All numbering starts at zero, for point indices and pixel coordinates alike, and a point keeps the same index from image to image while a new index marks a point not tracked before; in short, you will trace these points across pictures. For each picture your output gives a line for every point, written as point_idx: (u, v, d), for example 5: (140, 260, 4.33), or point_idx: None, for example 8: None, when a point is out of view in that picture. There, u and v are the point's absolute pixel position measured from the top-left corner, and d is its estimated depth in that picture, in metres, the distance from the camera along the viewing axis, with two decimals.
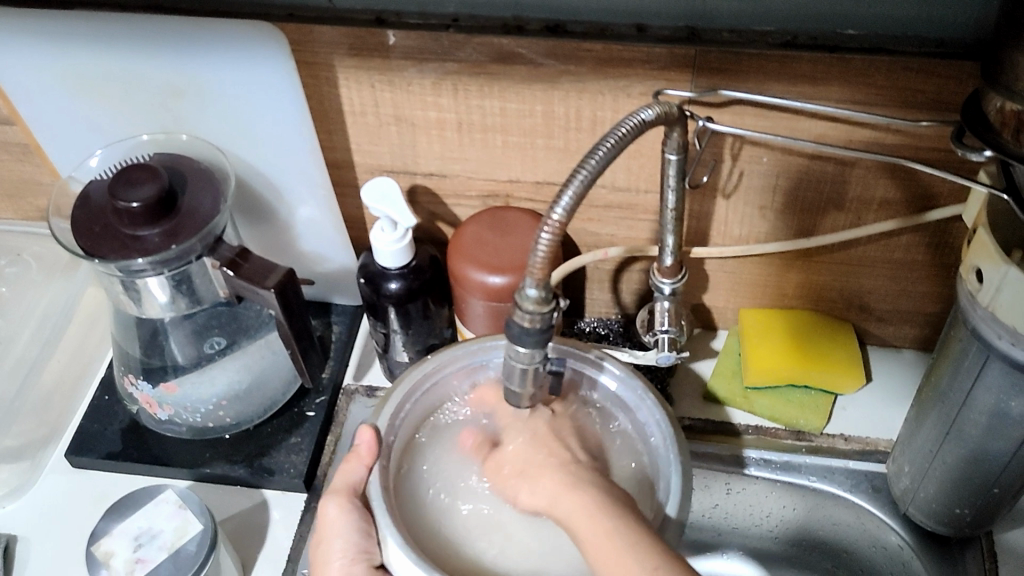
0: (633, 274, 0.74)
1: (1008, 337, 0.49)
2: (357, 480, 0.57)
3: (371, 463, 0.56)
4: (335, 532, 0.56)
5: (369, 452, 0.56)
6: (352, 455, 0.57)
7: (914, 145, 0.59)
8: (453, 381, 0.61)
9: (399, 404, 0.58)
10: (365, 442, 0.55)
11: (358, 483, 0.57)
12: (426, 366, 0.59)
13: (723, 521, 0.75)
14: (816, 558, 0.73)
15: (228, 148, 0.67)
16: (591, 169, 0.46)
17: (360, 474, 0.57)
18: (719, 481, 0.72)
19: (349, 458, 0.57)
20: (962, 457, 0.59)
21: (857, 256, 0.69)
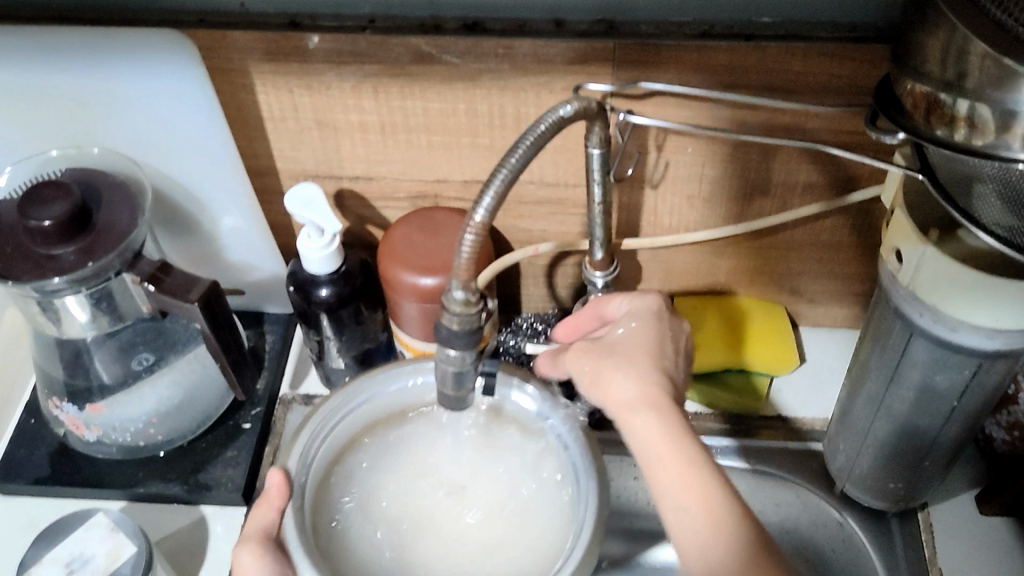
0: (568, 269, 0.74)
1: (928, 316, 0.50)
2: (268, 526, 0.53)
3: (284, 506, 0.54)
4: None
5: (279, 494, 0.54)
6: (263, 500, 0.54)
7: (834, 129, 0.60)
8: (362, 412, 0.59)
9: (308, 443, 0.56)
10: (275, 486, 0.54)
11: (270, 528, 0.53)
12: (334, 402, 0.58)
13: None
14: None
15: (145, 160, 0.65)
16: (512, 167, 0.46)
17: (271, 519, 0.53)
18: None
19: (259, 505, 0.54)
20: (894, 433, 0.60)
21: (785, 240, 0.70)
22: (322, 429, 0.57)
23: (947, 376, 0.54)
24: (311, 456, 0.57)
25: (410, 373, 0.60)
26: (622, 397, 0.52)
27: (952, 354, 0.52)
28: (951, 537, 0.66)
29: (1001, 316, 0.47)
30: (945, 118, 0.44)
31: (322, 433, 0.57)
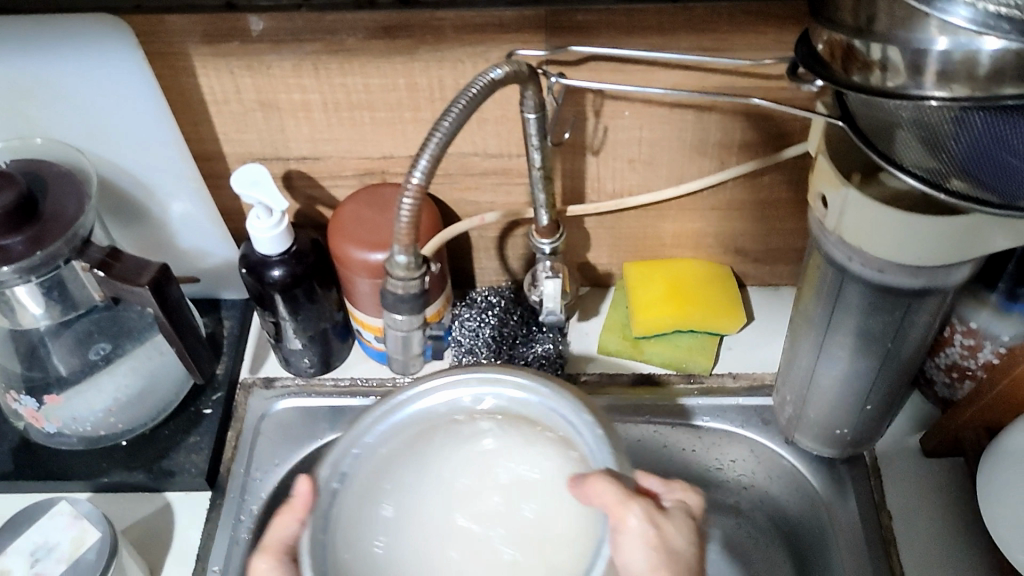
0: (518, 239, 0.75)
1: (857, 259, 0.52)
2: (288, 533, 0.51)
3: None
4: None
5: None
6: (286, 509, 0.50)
7: (764, 86, 0.62)
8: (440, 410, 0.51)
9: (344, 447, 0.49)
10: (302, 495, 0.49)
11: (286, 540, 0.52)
12: (405, 392, 0.51)
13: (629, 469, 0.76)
14: (721, 494, 0.76)
15: (90, 149, 0.66)
16: (445, 131, 0.47)
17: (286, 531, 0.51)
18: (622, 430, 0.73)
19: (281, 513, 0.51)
20: (836, 380, 0.62)
21: (727, 199, 0.72)
22: (393, 419, 0.51)
23: (879, 318, 0.56)
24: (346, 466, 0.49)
25: (439, 396, 0.51)
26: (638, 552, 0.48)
27: (884, 296, 0.54)
28: (899, 479, 0.68)
29: (922, 254, 0.49)
30: (861, 64, 0.45)
31: (387, 433, 0.50)
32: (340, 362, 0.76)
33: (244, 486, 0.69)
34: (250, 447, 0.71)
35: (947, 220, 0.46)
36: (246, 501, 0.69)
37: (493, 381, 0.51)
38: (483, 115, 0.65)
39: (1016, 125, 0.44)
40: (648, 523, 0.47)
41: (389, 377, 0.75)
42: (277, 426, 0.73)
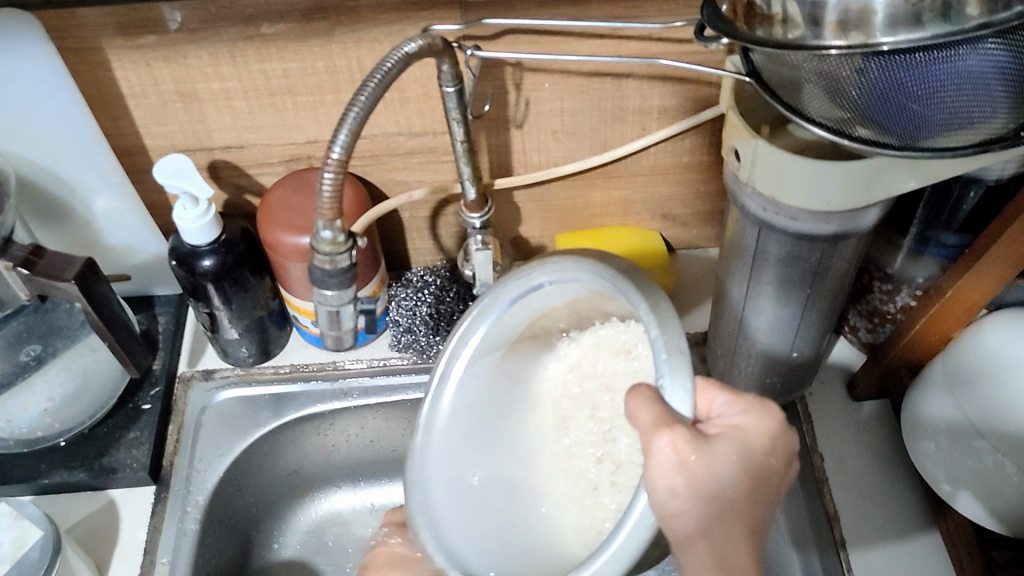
0: (449, 217, 0.76)
1: (772, 208, 0.54)
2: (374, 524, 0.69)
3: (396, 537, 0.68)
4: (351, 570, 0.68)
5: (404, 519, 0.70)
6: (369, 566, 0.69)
7: (678, 51, 0.63)
8: (516, 315, 0.55)
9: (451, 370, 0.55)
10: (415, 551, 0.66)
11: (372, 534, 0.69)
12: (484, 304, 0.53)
13: None
14: None
15: (6, 149, 0.64)
16: (362, 106, 0.48)
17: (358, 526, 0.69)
18: None
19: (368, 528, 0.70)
20: (766, 328, 0.64)
21: (651, 165, 0.73)
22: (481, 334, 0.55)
23: (798, 265, 0.58)
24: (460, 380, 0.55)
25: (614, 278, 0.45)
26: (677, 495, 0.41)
27: (802, 244, 0.56)
28: (827, 425, 0.71)
29: (830, 199, 0.51)
30: (763, 19, 0.45)
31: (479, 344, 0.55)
32: (279, 350, 0.76)
33: (188, 479, 0.70)
34: (193, 439, 0.72)
35: (851, 165, 0.49)
36: (190, 493, 0.69)
37: (565, 277, 0.50)
38: (405, 94, 0.65)
39: (909, 70, 0.44)
40: (678, 460, 0.41)
41: (328, 360, 0.76)
42: (218, 418, 0.73)
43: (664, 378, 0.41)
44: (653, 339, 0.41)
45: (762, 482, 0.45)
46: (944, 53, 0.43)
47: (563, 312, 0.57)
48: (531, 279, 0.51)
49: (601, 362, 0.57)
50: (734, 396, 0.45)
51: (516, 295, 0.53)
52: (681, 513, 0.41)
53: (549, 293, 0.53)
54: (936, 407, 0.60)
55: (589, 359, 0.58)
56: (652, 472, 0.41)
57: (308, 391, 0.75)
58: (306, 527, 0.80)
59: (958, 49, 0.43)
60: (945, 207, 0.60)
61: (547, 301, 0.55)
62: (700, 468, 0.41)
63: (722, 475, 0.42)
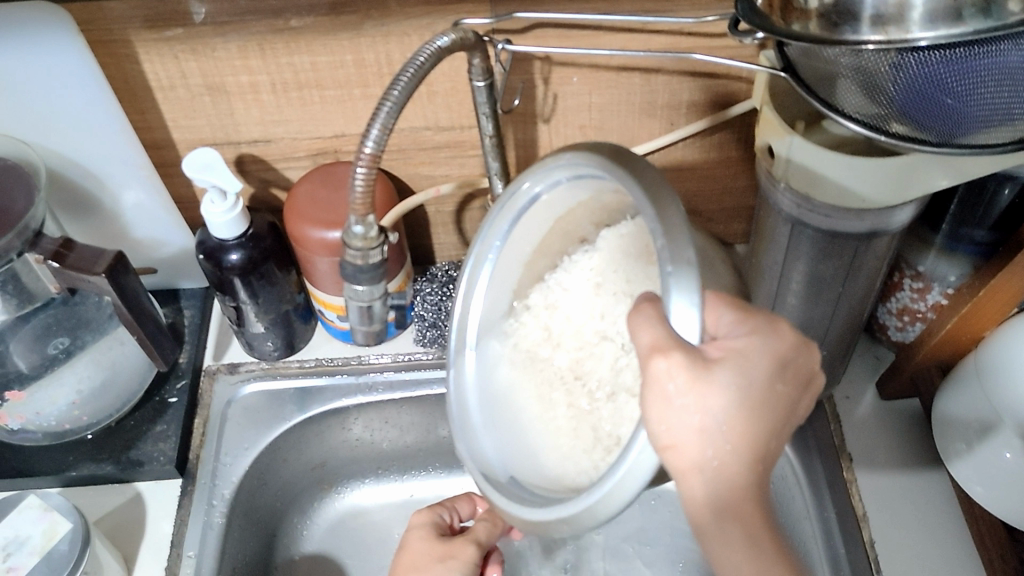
0: (475, 212, 0.76)
1: (805, 204, 0.54)
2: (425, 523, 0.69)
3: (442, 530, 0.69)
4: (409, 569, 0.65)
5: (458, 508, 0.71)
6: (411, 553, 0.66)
7: (708, 44, 0.63)
8: (528, 233, 0.54)
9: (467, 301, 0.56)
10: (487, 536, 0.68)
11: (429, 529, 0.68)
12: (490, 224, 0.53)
13: None
14: None
15: (36, 142, 0.64)
16: (395, 100, 0.48)
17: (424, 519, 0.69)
18: None
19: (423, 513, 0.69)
20: (793, 324, 0.64)
21: (679, 159, 0.73)
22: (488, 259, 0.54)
23: (835, 258, 0.57)
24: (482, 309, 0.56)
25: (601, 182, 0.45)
26: (681, 426, 0.38)
27: (835, 239, 0.56)
28: (856, 424, 0.70)
29: (866, 195, 0.51)
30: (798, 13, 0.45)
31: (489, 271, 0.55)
32: (304, 343, 0.76)
33: (215, 473, 0.70)
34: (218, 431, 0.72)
35: (889, 163, 0.48)
36: (216, 487, 0.69)
37: (552, 181, 0.49)
38: (433, 88, 0.65)
39: (948, 64, 0.43)
40: (679, 384, 0.37)
41: (353, 355, 0.76)
42: (243, 412, 0.73)
43: (670, 294, 0.37)
44: (658, 249, 0.37)
45: (777, 409, 0.40)
46: (984, 48, 0.42)
47: (580, 214, 0.54)
48: (530, 187, 0.50)
49: (619, 268, 0.53)
50: (744, 317, 0.39)
51: (518, 209, 0.52)
52: (678, 445, 0.38)
53: (559, 195, 0.51)
54: (970, 407, 0.60)
55: (609, 265, 0.53)
56: (650, 409, 0.38)
57: (333, 386, 0.75)
58: (330, 521, 0.80)
59: (1000, 45, 0.42)
60: (979, 204, 0.59)
61: (556, 211, 0.53)
62: (700, 396, 0.37)
63: (724, 406, 0.38)
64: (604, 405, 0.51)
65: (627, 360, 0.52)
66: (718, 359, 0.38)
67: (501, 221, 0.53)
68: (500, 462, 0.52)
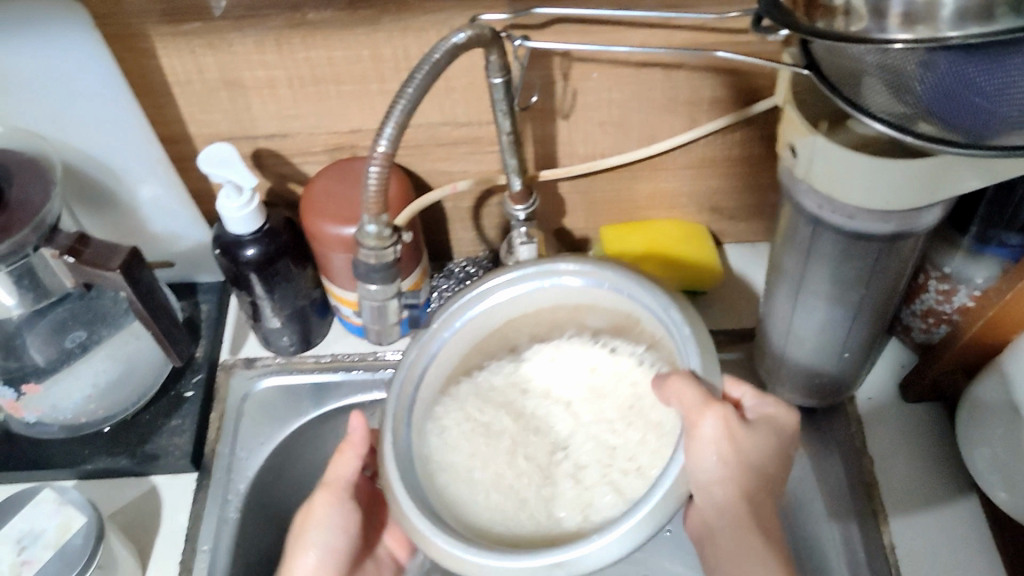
0: (492, 208, 0.75)
1: (827, 206, 0.53)
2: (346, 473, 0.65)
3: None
4: (316, 524, 0.63)
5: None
6: (344, 449, 0.65)
7: (732, 41, 0.62)
8: (506, 314, 0.62)
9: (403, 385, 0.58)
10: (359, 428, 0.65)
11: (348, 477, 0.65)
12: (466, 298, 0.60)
13: None
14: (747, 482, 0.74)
15: (54, 137, 0.65)
16: (408, 100, 0.47)
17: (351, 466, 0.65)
18: None
19: (342, 452, 0.65)
20: (815, 328, 0.63)
21: (700, 157, 0.72)
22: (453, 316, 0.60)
23: (848, 268, 0.57)
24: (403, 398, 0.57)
25: (605, 277, 0.58)
26: (706, 457, 0.52)
27: (857, 243, 0.54)
28: (878, 427, 0.69)
29: (890, 197, 0.49)
30: (823, 9, 0.44)
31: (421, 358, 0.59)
32: (321, 339, 0.76)
33: (230, 466, 0.70)
34: (235, 425, 0.72)
35: (917, 162, 0.47)
36: (232, 481, 0.69)
37: (589, 276, 0.59)
38: (450, 83, 0.64)
39: (982, 64, 0.42)
40: (724, 434, 0.51)
41: (369, 351, 0.75)
42: (258, 407, 0.74)
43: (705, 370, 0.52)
44: (673, 317, 0.55)
45: (772, 506, 0.55)
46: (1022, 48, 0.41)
47: (519, 325, 0.64)
48: (562, 267, 0.59)
49: (570, 385, 0.63)
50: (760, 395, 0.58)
51: (512, 290, 0.60)
52: (711, 474, 0.52)
53: (550, 293, 0.61)
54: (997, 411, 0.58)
55: (559, 381, 0.63)
56: (692, 452, 0.52)
57: (348, 381, 0.75)
58: None
59: None
60: (1009, 206, 0.58)
61: (529, 307, 0.62)
62: (736, 444, 0.53)
63: (758, 450, 0.55)
64: (564, 482, 0.58)
65: (581, 472, 0.58)
66: (754, 425, 0.55)
67: (472, 304, 0.60)
68: (450, 530, 0.51)
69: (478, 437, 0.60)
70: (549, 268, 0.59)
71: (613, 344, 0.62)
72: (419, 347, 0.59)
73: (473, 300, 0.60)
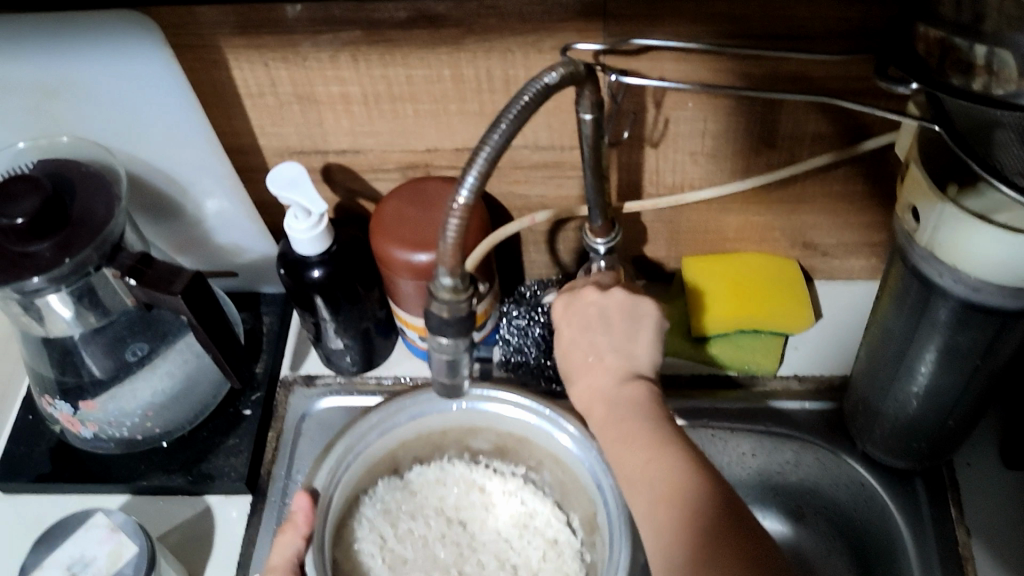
0: (569, 233, 0.71)
1: (949, 275, 0.48)
2: (294, 552, 0.57)
3: (308, 532, 0.58)
4: None
5: (304, 520, 0.58)
6: (288, 526, 0.58)
7: (843, 77, 0.56)
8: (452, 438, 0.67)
9: (340, 460, 0.62)
10: (303, 508, 0.58)
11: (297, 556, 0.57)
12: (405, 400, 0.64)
13: (767, 467, 0.71)
14: (829, 529, 0.69)
15: (120, 147, 0.62)
16: (495, 144, 0.42)
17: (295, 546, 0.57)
18: (738, 436, 0.69)
19: (284, 531, 0.58)
20: (914, 394, 0.58)
21: (796, 192, 0.67)
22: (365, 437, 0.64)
23: (969, 335, 0.51)
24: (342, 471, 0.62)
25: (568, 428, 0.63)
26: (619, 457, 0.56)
27: (978, 315, 0.49)
28: (976, 497, 0.64)
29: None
30: (962, 66, 0.40)
31: (358, 445, 0.63)
32: (383, 359, 0.73)
33: (285, 490, 0.67)
34: (291, 447, 0.69)
35: None
36: (286, 505, 0.67)
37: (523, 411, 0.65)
38: None
39: None
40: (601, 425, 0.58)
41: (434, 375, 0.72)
42: (318, 427, 0.71)
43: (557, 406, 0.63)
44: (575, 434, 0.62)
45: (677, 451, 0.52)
46: None
47: (452, 434, 0.68)
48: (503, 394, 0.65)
49: (514, 509, 0.66)
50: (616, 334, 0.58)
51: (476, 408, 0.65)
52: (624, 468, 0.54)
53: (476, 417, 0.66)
54: None
55: (505, 497, 0.67)
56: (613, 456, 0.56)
57: None
58: None
59: None
60: None
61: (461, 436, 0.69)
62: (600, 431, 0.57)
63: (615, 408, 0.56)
64: None
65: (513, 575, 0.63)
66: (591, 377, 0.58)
67: (374, 432, 0.64)
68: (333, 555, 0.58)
69: (403, 536, 0.65)
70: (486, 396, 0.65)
71: (494, 465, 0.69)
72: (344, 451, 0.63)
73: (399, 419, 0.65)
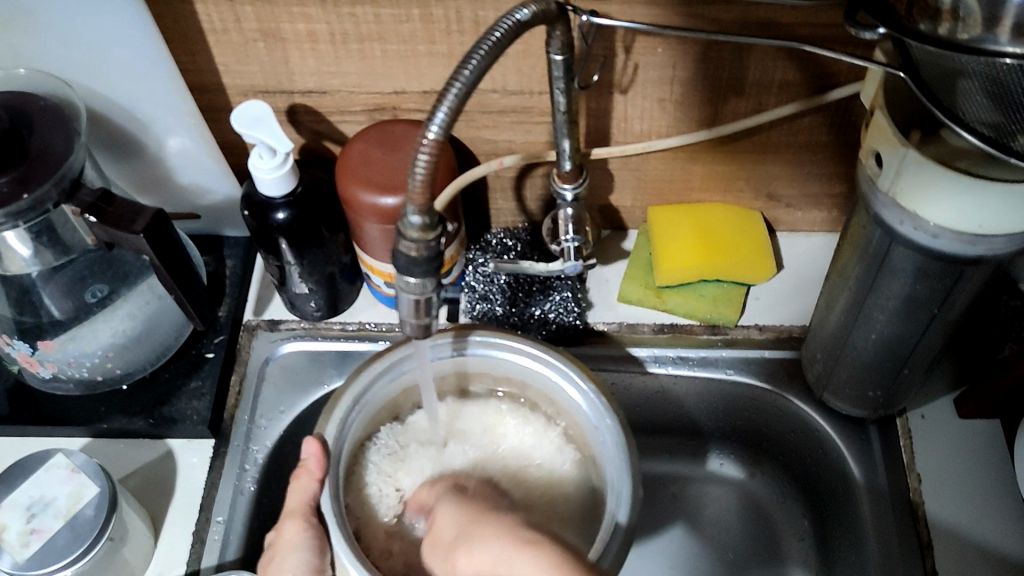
0: (536, 180, 0.71)
1: (910, 223, 0.48)
2: (309, 497, 0.58)
3: (322, 475, 0.57)
4: (289, 550, 0.57)
5: (317, 465, 0.57)
6: (303, 471, 0.58)
7: (812, 25, 0.57)
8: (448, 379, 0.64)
9: (347, 409, 0.59)
10: (312, 455, 0.56)
11: (312, 500, 0.58)
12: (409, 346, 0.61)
13: (723, 412, 0.74)
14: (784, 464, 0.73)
15: (79, 81, 0.61)
16: (465, 80, 0.42)
17: (309, 491, 0.58)
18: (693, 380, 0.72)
19: (298, 476, 0.58)
20: (871, 341, 0.59)
21: (762, 142, 0.67)
22: (373, 383, 0.60)
23: (929, 283, 0.52)
24: (349, 422, 0.59)
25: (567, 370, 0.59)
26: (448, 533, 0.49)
27: (937, 263, 0.50)
28: (932, 447, 0.65)
29: (984, 221, 0.45)
30: (930, 11, 0.39)
31: (367, 390, 0.60)
32: (348, 305, 0.73)
33: (248, 435, 0.67)
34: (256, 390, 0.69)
35: (995, 187, 0.43)
36: (249, 450, 0.67)
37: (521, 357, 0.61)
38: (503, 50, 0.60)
39: None
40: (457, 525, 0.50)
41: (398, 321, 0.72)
42: (282, 372, 0.71)
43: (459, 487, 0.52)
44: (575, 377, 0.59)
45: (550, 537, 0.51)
46: None
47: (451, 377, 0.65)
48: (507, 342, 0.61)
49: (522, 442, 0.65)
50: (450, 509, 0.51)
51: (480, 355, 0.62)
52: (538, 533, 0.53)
53: (482, 361, 0.63)
54: None
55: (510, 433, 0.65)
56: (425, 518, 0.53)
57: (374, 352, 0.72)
58: None
59: None
60: None
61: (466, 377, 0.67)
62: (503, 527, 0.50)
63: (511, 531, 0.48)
64: None
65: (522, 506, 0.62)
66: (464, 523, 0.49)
67: (383, 379, 0.61)
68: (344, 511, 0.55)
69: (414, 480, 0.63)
70: (490, 343, 0.61)
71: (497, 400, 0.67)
72: (353, 400, 0.59)
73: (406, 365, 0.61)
